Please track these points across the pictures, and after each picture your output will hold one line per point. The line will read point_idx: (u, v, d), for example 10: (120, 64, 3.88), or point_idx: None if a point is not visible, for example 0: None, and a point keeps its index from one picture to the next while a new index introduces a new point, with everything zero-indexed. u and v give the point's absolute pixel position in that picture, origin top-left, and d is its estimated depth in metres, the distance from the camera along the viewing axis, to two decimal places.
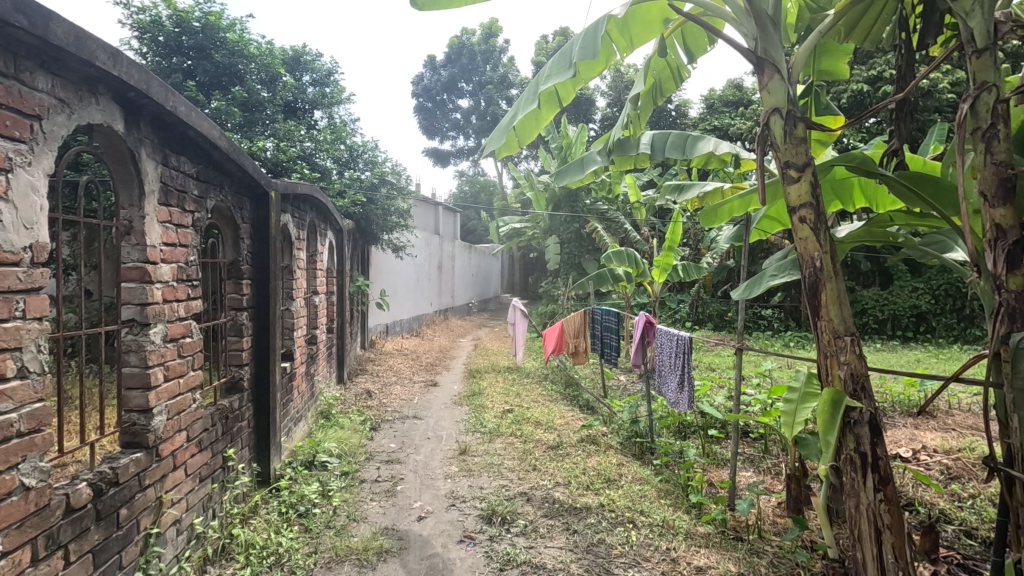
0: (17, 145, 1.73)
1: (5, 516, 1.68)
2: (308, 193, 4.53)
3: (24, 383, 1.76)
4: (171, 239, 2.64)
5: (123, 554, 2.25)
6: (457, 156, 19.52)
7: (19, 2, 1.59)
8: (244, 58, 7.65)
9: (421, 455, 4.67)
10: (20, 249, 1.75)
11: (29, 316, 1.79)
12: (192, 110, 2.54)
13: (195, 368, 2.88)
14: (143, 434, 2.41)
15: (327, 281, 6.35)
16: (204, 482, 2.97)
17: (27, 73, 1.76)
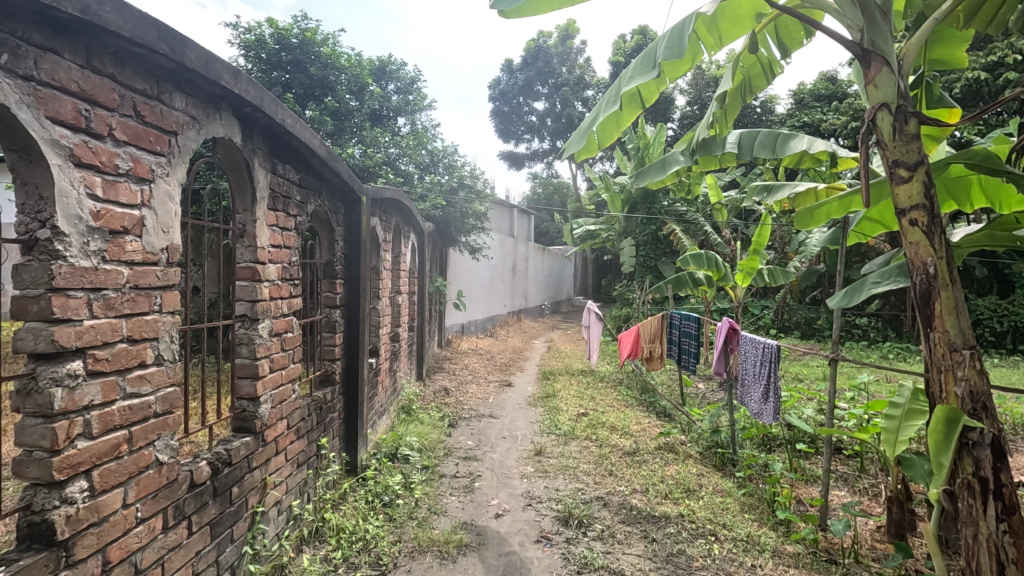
0: (158, 158, 1.95)
1: (143, 486, 1.90)
2: (394, 197, 4.74)
3: (160, 369, 1.98)
4: (277, 241, 2.86)
5: (234, 528, 2.47)
6: (531, 159, 19.63)
7: (163, 31, 1.79)
8: (335, 70, 8.12)
9: (497, 454, 4.76)
10: (157, 251, 1.96)
11: (164, 310, 2.01)
12: (298, 122, 2.74)
13: (295, 361, 3.11)
14: (252, 420, 2.64)
15: (409, 281, 6.60)
16: (301, 468, 3.19)
17: (165, 94, 1.98)
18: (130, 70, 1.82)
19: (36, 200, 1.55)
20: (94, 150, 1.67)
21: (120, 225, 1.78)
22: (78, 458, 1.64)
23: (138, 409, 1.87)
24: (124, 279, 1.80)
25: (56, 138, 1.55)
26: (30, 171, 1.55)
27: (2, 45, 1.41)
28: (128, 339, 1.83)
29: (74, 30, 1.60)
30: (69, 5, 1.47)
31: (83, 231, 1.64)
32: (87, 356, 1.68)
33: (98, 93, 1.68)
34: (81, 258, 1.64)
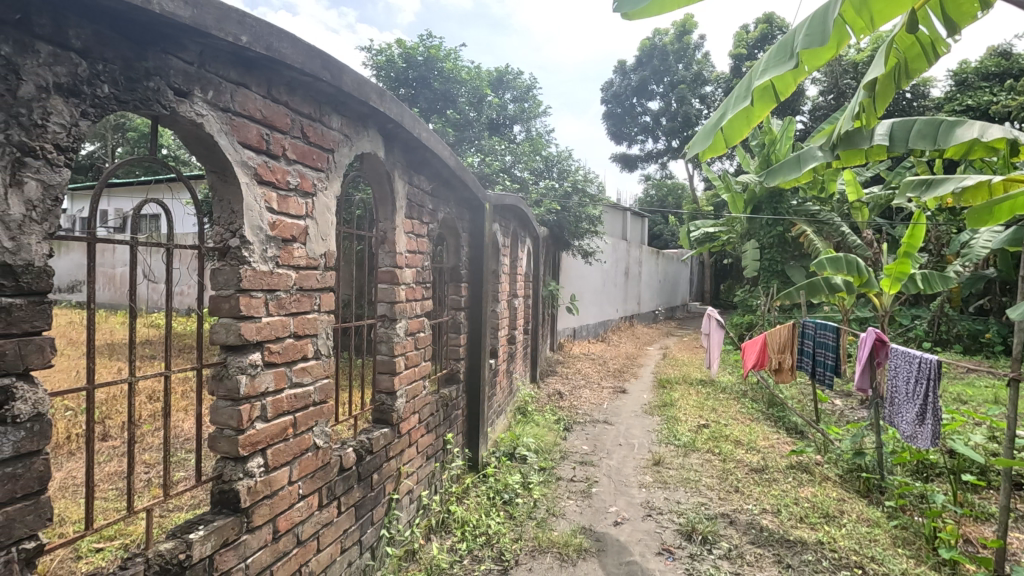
0: (319, 174, 2.18)
1: (304, 466, 2.13)
2: (514, 203, 4.86)
3: (318, 362, 2.21)
4: (412, 247, 3.06)
5: (374, 511, 2.68)
6: (644, 160, 19.14)
7: (326, 60, 2.00)
8: (457, 83, 8.51)
9: (613, 461, 4.69)
10: (318, 257, 2.20)
11: (322, 310, 2.24)
12: (431, 135, 2.92)
13: (426, 359, 3.30)
14: (389, 412, 2.84)
15: (525, 284, 6.74)
16: (429, 460, 3.37)
17: (325, 115, 2.21)
18: (299, 97, 2.06)
19: (229, 214, 1.81)
20: (272, 169, 1.91)
21: (290, 234, 2.02)
22: (257, 437, 1.88)
23: (301, 397, 2.11)
24: (291, 282, 2.04)
25: (245, 159, 1.79)
26: (224, 189, 1.81)
27: (209, 83, 1.66)
28: (294, 334, 2.07)
29: (259, 66, 1.84)
30: (257, 44, 1.69)
31: (263, 240, 1.88)
32: (264, 349, 1.91)
33: (276, 119, 1.93)
34: (261, 263, 1.88)
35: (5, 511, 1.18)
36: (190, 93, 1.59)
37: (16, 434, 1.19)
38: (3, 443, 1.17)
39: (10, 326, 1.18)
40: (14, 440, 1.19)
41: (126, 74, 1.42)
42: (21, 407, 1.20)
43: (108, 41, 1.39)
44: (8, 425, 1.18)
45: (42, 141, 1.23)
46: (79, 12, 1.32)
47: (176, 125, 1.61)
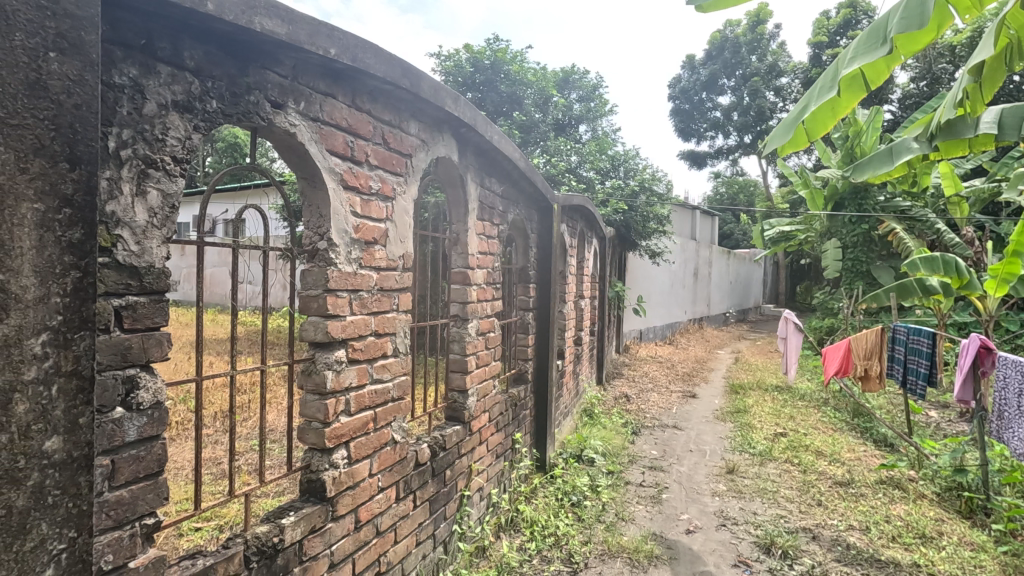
0: (398, 179, 2.26)
1: (383, 459, 2.22)
2: (581, 203, 4.84)
3: (396, 360, 2.29)
4: (484, 248, 3.10)
5: (447, 506, 2.75)
6: (714, 157, 18.46)
7: (406, 68, 2.07)
8: (523, 85, 8.55)
9: (684, 467, 4.56)
10: (397, 258, 2.27)
11: (400, 309, 2.31)
12: (503, 137, 2.96)
13: (496, 359, 3.34)
14: (461, 410, 2.90)
15: (591, 285, 6.68)
16: (499, 459, 3.41)
17: (403, 122, 2.29)
18: (381, 105, 2.15)
19: (318, 218, 1.91)
20: (356, 174, 2.00)
21: (372, 237, 2.11)
22: (341, 430, 1.97)
23: (381, 393, 2.19)
24: (372, 283, 2.12)
25: (332, 166, 1.89)
26: (313, 194, 1.91)
27: (302, 95, 1.76)
28: (375, 332, 2.15)
29: (345, 77, 1.93)
30: (344, 56, 1.78)
31: (347, 242, 1.97)
32: (348, 346, 2.01)
33: (360, 126, 2.02)
34: (346, 264, 1.98)
35: (130, 489, 1.31)
36: (284, 105, 1.70)
37: (139, 420, 1.32)
38: (128, 427, 1.29)
39: (136, 322, 1.31)
40: (136, 425, 1.32)
41: (230, 90, 1.54)
42: (144, 396, 1.33)
43: (216, 60, 1.50)
44: (132, 411, 1.31)
45: (162, 154, 1.35)
46: (192, 34, 1.43)
47: (271, 135, 1.72)
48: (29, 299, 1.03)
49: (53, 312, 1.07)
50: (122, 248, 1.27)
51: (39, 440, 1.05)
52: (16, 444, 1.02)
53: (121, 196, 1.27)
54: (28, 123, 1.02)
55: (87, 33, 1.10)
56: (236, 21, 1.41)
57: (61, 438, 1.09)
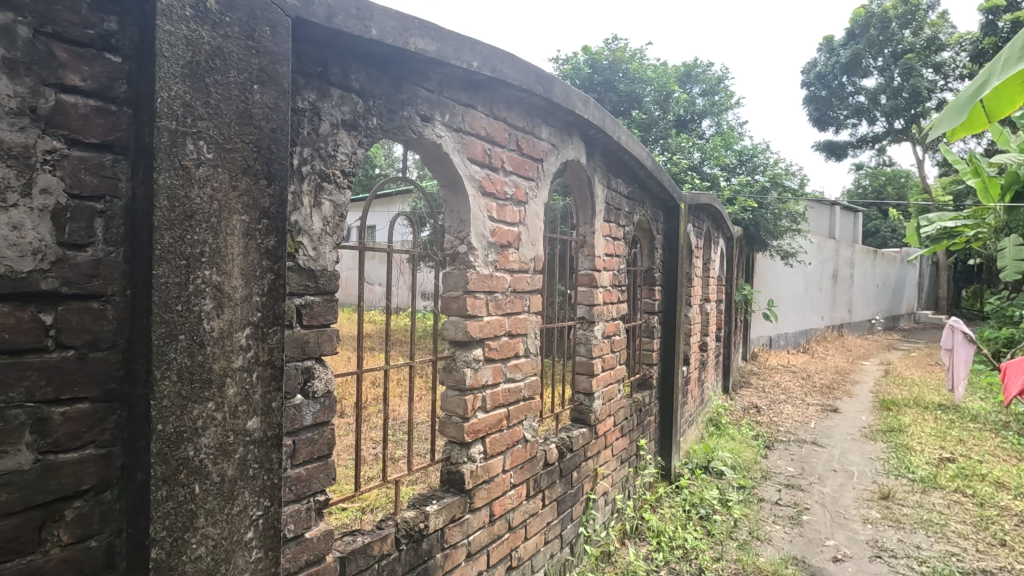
0: (530, 183, 2.31)
1: (515, 456, 2.27)
2: (708, 202, 4.63)
3: (527, 360, 2.34)
4: (610, 250, 3.07)
5: (573, 508, 2.75)
6: (857, 146, 16.67)
7: (540, 75, 2.12)
8: (642, 83, 8.35)
9: (828, 488, 4.15)
10: (528, 261, 2.33)
11: (531, 311, 2.36)
12: (630, 137, 2.91)
13: (621, 362, 3.29)
14: (587, 413, 2.89)
15: (717, 288, 6.34)
16: (623, 464, 3.35)
17: (536, 127, 2.34)
18: (515, 112, 2.21)
19: (459, 223, 2.01)
20: (493, 180, 2.08)
21: (507, 240, 2.18)
22: (478, 426, 2.06)
23: (514, 391, 2.26)
24: (507, 285, 2.20)
25: (472, 173, 1.98)
26: (455, 201, 2.01)
27: (447, 108, 1.87)
28: (508, 333, 2.22)
29: (485, 88, 2.02)
30: (484, 67, 1.86)
31: (485, 246, 2.06)
32: (485, 345, 2.09)
33: (497, 134, 2.09)
34: (484, 267, 2.06)
35: (307, 468, 1.46)
36: (432, 118, 1.81)
37: (313, 407, 1.47)
38: (305, 413, 1.45)
39: (312, 319, 1.47)
40: (312, 411, 1.47)
41: (388, 107, 1.67)
42: (318, 384, 1.48)
43: (377, 81, 1.64)
44: (309, 398, 1.46)
45: (334, 168, 1.50)
46: (359, 59, 1.58)
47: (420, 147, 1.84)
48: (237, 298, 1.20)
49: (254, 310, 1.23)
50: (302, 253, 1.43)
51: (244, 419, 1.22)
52: (228, 422, 1.19)
53: (302, 207, 1.43)
54: (238, 147, 1.19)
55: (280, 65, 1.26)
56: (394, 43, 1.54)
57: (259, 419, 1.25)
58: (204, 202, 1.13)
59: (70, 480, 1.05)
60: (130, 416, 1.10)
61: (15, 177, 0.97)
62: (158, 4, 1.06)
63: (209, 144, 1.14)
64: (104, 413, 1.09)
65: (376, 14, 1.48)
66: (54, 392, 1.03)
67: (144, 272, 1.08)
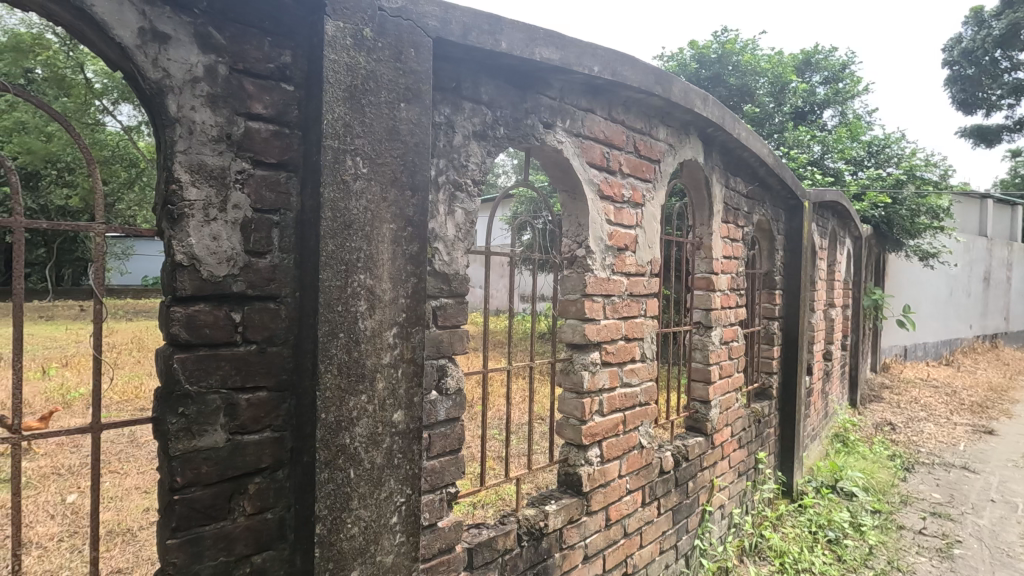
0: (647, 185, 2.28)
1: (631, 462, 2.25)
2: (835, 199, 4.29)
3: (643, 364, 2.30)
4: (728, 252, 2.94)
5: (689, 519, 2.66)
6: (1014, 131, 14.51)
7: (660, 75, 2.08)
8: (755, 75, 7.79)
9: (984, 520, 3.65)
10: (645, 264, 2.29)
11: (647, 315, 2.32)
12: (751, 134, 2.78)
13: (739, 370, 3.13)
14: (703, 422, 2.78)
15: (843, 293, 5.83)
16: (741, 477, 3.19)
17: (653, 128, 2.30)
18: (633, 114, 2.19)
19: (577, 227, 2.03)
20: (611, 184, 2.08)
21: (624, 243, 2.16)
22: (596, 429, 2.06)
23: (630, 396, 2.23)
24: (624, 288, 2.18)
25: (591, 177, 1.99)
26: (573, 205, 2.03)
27: (567, 113, 1.90)
28: (625, 337, 2.20)
29: (604, 92, 2.02)
30: (605, 71, 1.86)
31: (603, 249, 2.06)
32: (603, 349, 2.09)
33: (615, 137, 2.09)
34: (601, 270, 2.06)
35: (440, 460, 1.55)
36: (554, 124, 1.85)
37: (447, 403, 1.55)
38: (439, 409, 1.54)
39: (446, 320, 1.55)
40: (445, 407, 1.56)
41: (514, 116, 1.72)
42: (450, 381, 1.57)
43: (504, 92, 1.70)
44: (443, 394, 1.55)
45: (466, 178, 1.58)
46: (488, 73, 1.65)
47: (542, 153, 1.88)
48: (386, 299, 1.30)
49: (399, 311, 1.33)
50: (439, 258, 1.52)
51: (391, 412, 1.32)
52: (378, 414, 1.30)
53: (438, 215, 1.52)
54: (388, 162, 1.29)
55: (423, 83, 1.35)
56: (522, 54, 1.59)
57: (403, 412, 1.35)
58: (360, 212, 1.25)
59: (253, 459, 1.20)
60: (299, 405, 1.23)
61: (215, 195, 1.14)
62: (325, 36, 1.18)
63: (364, 160, 1.25)
64: (278, 402, 1.23)
65: (506, 28, 1.54)
66: (241, 381, 1.18)
67: (311, 277, 1.20)
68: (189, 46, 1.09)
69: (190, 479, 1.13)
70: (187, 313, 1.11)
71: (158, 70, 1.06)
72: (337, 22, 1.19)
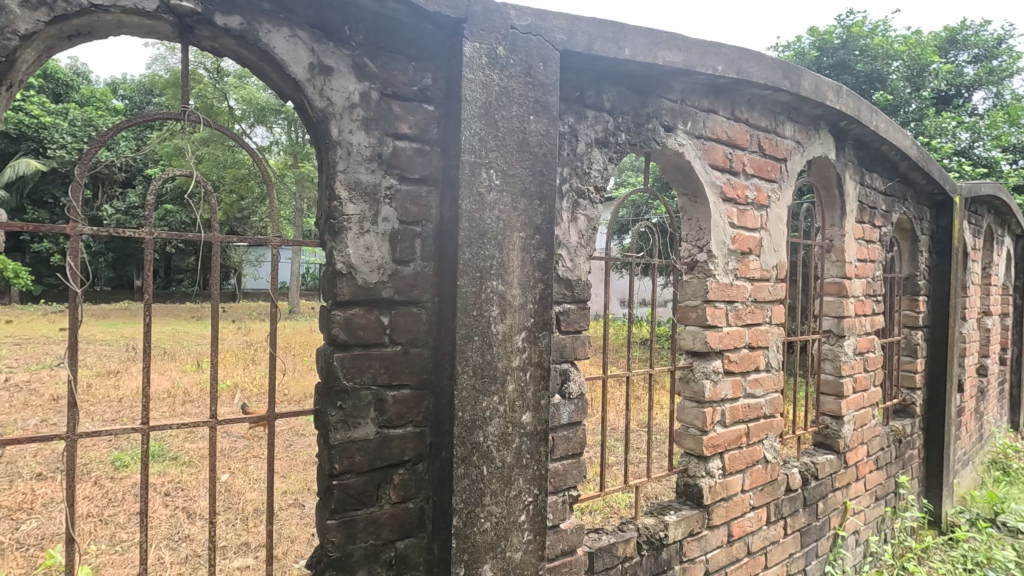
0: (773, 186, 2.16)
1: (755, 477, 2.14)
2: (991, 192, 3.79)
3: (768, 374, 2.18)
4: (863, 255, 2.71)
5: (819, 543, 2.46)
6: None
7: (788, 69, 1.97)
8: (887, 58, 6.99)
9: None
10: (770, 268, 2.17)
11: (773, 322, 2.19)
12: (890, 125, 2.54)
13: (877, 384, 2.86)
14: (835, 438, 2.57)
15: (1000, 299, 5.13)
16: (878, 502, 2.90)
17: (779, 125, 2.18)
18: (758, 112, 2.09)
19: (697, 231, 1.97)
20: (734, 186, 2.00)
21: (748, 247, 2.07)
22: (718, 440, 1.99)
23: (754, 408, 2.12)
24: (747, 294, 2.08)
25: (713, 179, 1.93)
26: (694, 208, 1.98)
27: (688, 115, 1.86)
28: (748, 345, 2.10)
29: (727, 91, 1.96)
30: (730, 70, 1.80)
31: (725, 254, 1.99)
32: (725, 357, 2.01)
33: (739, 137, 2.01)
34: (724, 275, 1.99)
35: (563, 463, 1.58)
36: (675, 127, 1.82)
37: (569, 407, 1.58)
38: (562, 412, 1.57)
39: (569, 325, 1.58)
40: (568, 410, 1.58)
41: (635, 122, 1.72)
42: (573, 386, 1.59)
43: (625, 98, 1.70)
44: (566, 398, 1.58)
45: (588, 185, 1.60)
46: (610, 80, 1.66)
47: (662, 157, 1.86)
48: (516, 304, 1.36)
49: (528, 315, 1.38)
50: (563, 264, 1.55)
51: (520, 414, 1.37)
52: (508, 415, 1.35)
53: (563, 221, 1.56)
54: (519, 173, 1.35)
55: (550, 95, 1.40)
56: (645, 60, 1.58)
57: (531, 414, 1.39)
58: (494, 222, 1.31)
59: (398, 451, 1.30)
60: (437, 403, 1.32)
61: (368, 209, 1.25)
62: (464, 58, 1.26)
63: (497, 172, 1.31)
64: (419, 399, 1.32)
65: (629, 34, 1.54)
66: (389, 379, 1.28)
67: (450, 283, 1.28)
68: (348, 75, 1.22)
69: (346, 466, 1.25)
70: (345, 315, 1.23)
71: (324, 99, 1.20)
72: (474, 43, 1.27)
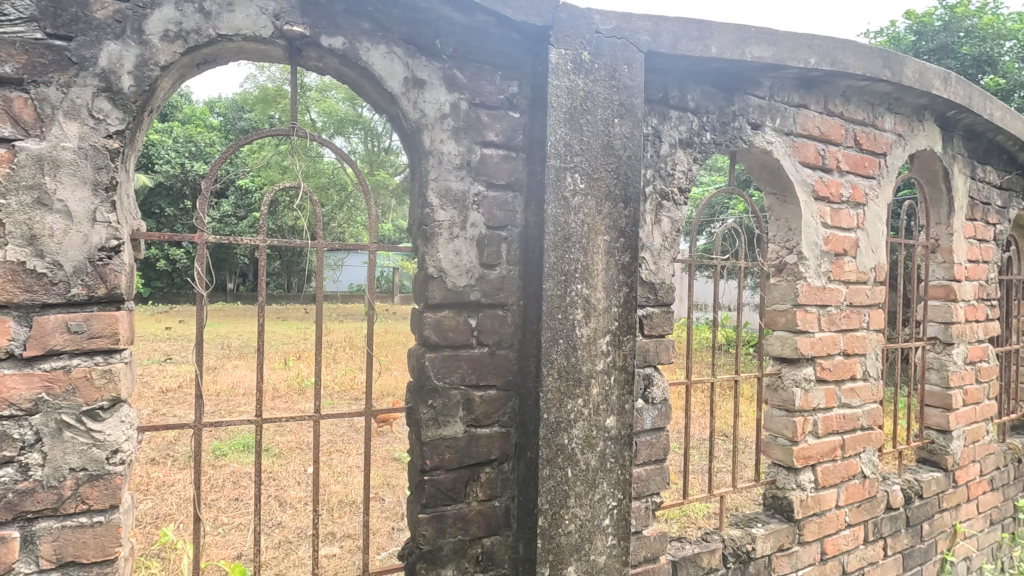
0: (871, 182, 2.03)
1: (850, 492, 2.01)
2: None
3: (865, 384, 2.05)
4: (974, 256, 2.48)
5: (924, 567, 2.28)
6: None
7: (888, 57, 1.84)
8: (999, 39, 6.39)
9: None
10: (868, 270, 2.04)
11: (870, 328, 2.06)
12: (1007, 112, 2.32)
13: (991, 397, 2.61)
14: (942, 454, 2.37)
15: None
16: (993, 526, 2.64)
17: (878, 118, 2.05)
18: (854, 104, 1.97)
19: (787, 232, 1.89)
20: (828, 183, 1.90)
21: (842, 248, 1.95)
22: (809, 452, 1.89)
23: (849, 419, 2.00)
24: (842, 297, 1.97)
25: (804, 177, 1.84)
26: (783, 208, 1.90)
27: (777, 111, 1.78)
28: (843, 352, 1.98)
29: (820, 84, 1.86)
30: (823, 62, 1.71)
31: (817, 255, 1.89)
32: (817, 364, 1.90)
33: (832, 132, 1.91)
34: (815, 278, 1.89)
35: (646, 468, 1.56)
36: (763, 124, 1.75)
37: (652, 412, 1.56)
38: (646, 417, 1.55)
39: (652, 329, 1.56)
40: (651, 415, 1.56)
41: (720, 121, 1.67)
42: (656, 391, 1.57)
43: (710, 96, 1.66)
44: (649, 403, 1.56)
45: (672, 187, 1.58)
46: (694, 79, 1.63)
47: (749, 155, 1.80)
48: (600, 307, 1.36)
49: (612, 319, 1.37)
50: (646, 267, 1.54)
51: (604, 417, 1.37)
52: (592, 418, 1.35)
53: (646, 224, 1.54)
54: (604, 176, 1.35)
55: (635, 98, 1.39)
56: (732, 57, 1.54)
57: (615, 418, 1.39)
58: (579, 225, 1.32)
59: (484, 450, 1.34)
60: (522, 403, 1.34)
61: (457, 215, 1.30)
62: (550, 65, 1.28)
63: (582, 176, 1.32)
64: (504, 400, 1.36)
65: (716, 31, 1.51)
66: (476, 379, 1.32)
67: (536, 286, 1.30)
68: (439, 88, 1.27)
69: (436, 463, 1.29)
70: (435, 318, 1.29)
71: (417, 111, 1.25)
72: (560, 49, 1.29)
